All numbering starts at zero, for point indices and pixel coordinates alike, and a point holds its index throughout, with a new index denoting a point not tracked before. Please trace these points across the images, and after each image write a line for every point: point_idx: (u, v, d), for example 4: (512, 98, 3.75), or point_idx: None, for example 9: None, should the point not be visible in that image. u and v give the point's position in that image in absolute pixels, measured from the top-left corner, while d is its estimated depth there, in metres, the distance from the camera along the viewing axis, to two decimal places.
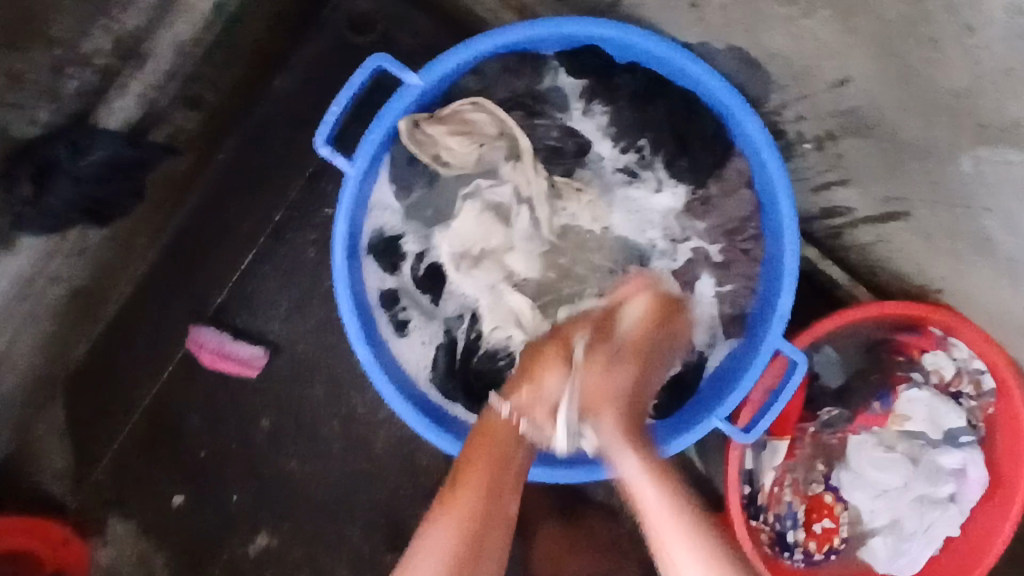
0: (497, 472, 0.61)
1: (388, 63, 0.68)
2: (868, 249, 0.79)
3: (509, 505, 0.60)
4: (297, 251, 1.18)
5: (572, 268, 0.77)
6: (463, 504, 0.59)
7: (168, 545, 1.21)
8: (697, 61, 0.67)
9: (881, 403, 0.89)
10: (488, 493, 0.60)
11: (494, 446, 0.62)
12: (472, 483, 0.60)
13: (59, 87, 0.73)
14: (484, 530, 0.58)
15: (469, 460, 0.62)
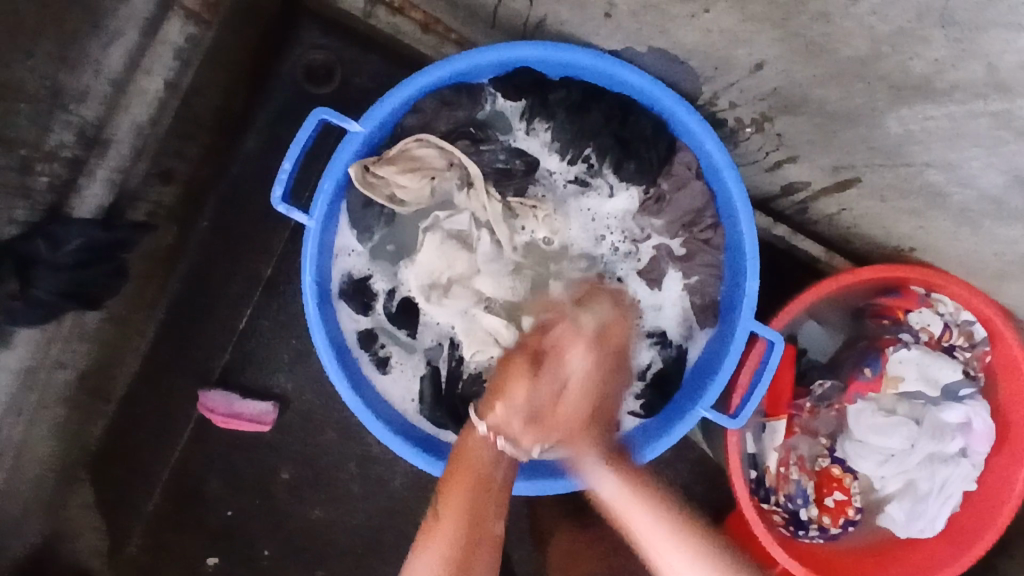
0: (476, 488, 0.65)
1: (330, 115, 0.70)
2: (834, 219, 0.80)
3: (492, 521, 0.64)
4: (291, 303, 1.21)
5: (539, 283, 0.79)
6: (451, 521, 0.63)
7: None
8: (623, 66, 0.69)
9: (872, 368, 0.87)
10: (470, 506, 0.64)
11: (472, 464, 0.67)
12: (455, 502, 0.64)
13: (30, 185, 0.78)
14: (472, 540, 0.62)
15: (449, 484, 0.66)
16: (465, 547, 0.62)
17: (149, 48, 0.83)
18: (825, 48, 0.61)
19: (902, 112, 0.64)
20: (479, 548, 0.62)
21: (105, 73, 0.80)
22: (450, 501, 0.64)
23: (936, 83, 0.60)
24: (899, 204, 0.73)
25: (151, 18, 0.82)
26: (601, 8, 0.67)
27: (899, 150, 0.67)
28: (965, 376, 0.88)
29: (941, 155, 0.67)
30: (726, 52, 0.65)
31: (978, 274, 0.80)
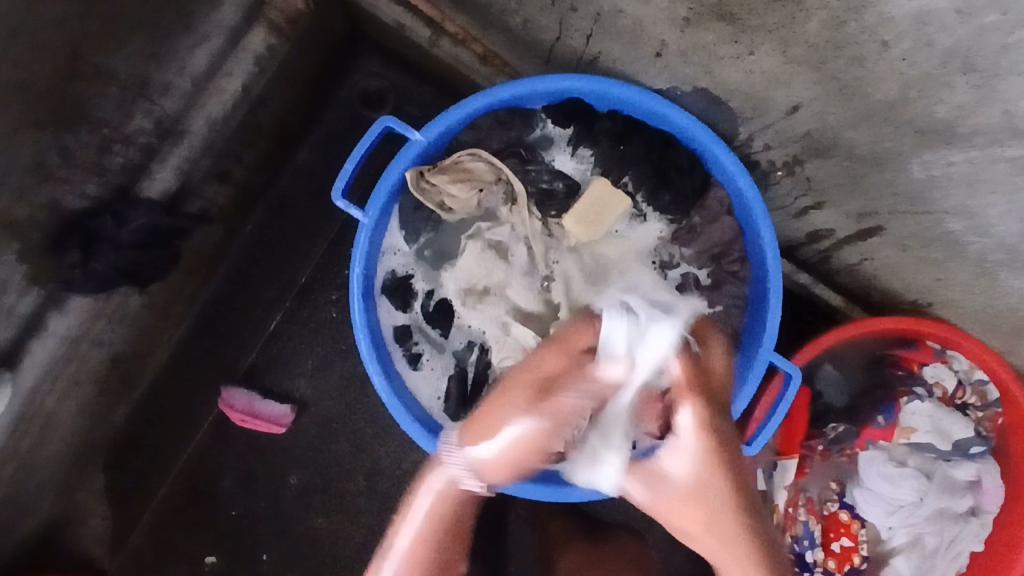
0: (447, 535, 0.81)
1: (394, 123, 0.76)
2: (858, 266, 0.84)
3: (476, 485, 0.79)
4: (321, 310, 1.27)
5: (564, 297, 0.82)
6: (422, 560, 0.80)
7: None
8: (669, 104, 0.74)
9: (886, 417, 0.89)
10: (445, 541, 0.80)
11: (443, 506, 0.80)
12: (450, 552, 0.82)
13: (106, 164, 0.84)
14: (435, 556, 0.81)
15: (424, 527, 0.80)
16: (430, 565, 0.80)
17: (232, 53, 0.90)
18: (858, 91, 0.58)
19: (926, 158, 0.60)
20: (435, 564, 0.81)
21: (188, 72, 0.87)
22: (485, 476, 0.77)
23: (956, 127, 0.54)
24: (919, 254, 0.76)
25: (236, 26, 0.89)
26: (652, 47, 0.71)
27: (921, 197, 0.66)
28: (977, 435, 0.88)
29: (957, 206, 0.63)
30: (765, 93, 0.66)
31: (995, 329, 0.83)
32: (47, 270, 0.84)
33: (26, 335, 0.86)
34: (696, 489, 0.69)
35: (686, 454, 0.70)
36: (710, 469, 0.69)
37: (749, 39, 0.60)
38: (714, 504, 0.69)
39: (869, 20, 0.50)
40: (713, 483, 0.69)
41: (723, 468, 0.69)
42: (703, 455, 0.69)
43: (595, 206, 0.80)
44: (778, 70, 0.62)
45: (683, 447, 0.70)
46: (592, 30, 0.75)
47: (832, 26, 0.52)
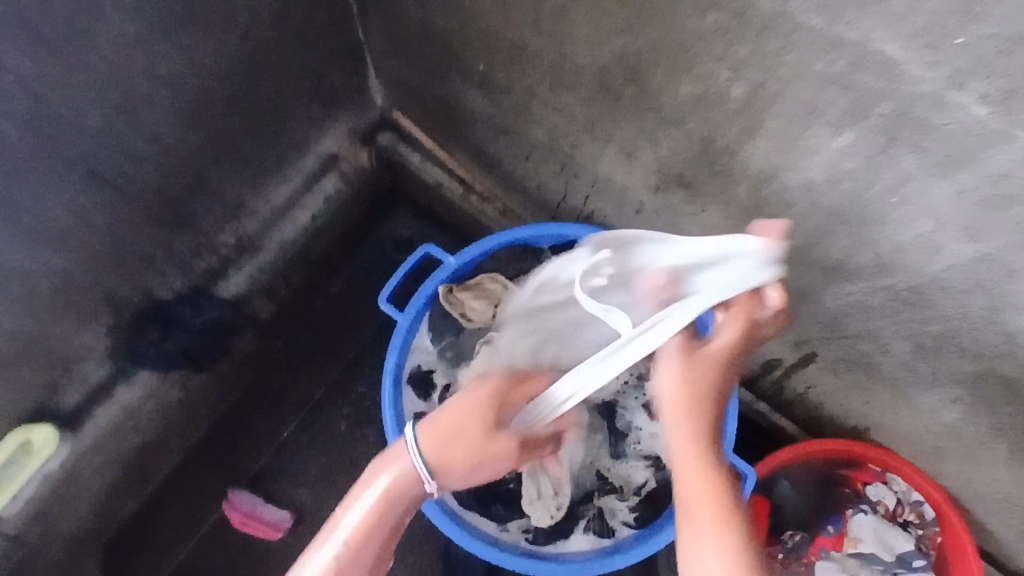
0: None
1: (433, 249, 0.98)
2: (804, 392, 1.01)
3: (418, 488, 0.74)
4: (331, 424, 1.38)
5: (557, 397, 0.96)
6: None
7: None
8: None
9: (835, 527, 1.02)
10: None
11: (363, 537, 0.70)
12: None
13: (195, 266, 1.04)
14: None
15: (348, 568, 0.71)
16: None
17: (306, 193, 1.15)
18: (779, 236, 0.79)
19: (837, 291, 0.80)
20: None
21: (271, 203, 1.11)
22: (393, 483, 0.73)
23: (848, 266, 0.75)
24: (847, 378, 0.94)
25: (313, 172, 1.14)
26: (634, 206, 0.95)
27: (836, 324, 0.86)
28: (917, 550, 1.00)
29: (863, 329, 0.83)
30: (716, 242, 0.89)
31: (922, 453, 0.96)
32: (127, 346, 1.00)
33: (91, 402, 1.00)
34: (676, 371, 0.64)
35: (669, 366, 0.65)
36: (696, 377, 0.63)
37: (701, 201, 0.84)
38: (685, 403, 0.62)
39: (777, 189, 0.73)
40: (701, 375, 0.63)
41: (705, 373, 0.63)
42: (680, 361, 0.64)
43: None
44: (722, 224, 0.85)
45: (666, 362, 0.65)
46: (589, 193, 1.00)
47: (755, 192, 0.76)
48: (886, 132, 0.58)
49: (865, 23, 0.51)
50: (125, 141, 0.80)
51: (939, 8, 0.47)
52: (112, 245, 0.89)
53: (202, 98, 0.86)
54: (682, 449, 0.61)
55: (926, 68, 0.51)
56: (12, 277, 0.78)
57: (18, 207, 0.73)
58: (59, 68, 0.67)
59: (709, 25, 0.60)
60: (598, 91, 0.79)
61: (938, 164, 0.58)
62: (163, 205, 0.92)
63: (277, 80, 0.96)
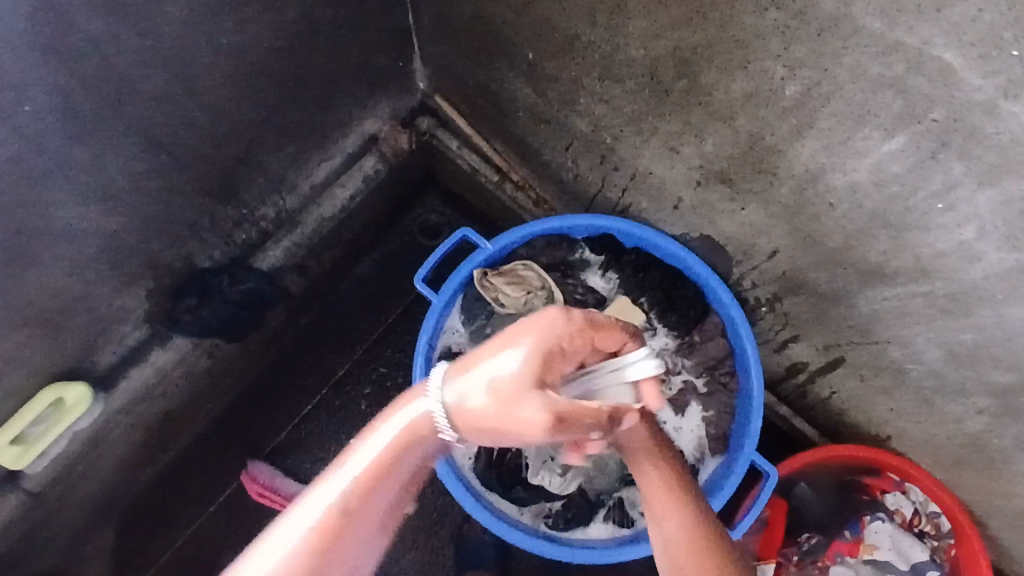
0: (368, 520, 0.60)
1: (470, 234, 1.00)
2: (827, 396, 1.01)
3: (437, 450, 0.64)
4: (352, 402, 1.39)
5: None
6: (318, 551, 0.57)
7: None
8: (681, 246, 0.97)
9: (852, 531, 1.03)
10: (363, 525, 0.60)
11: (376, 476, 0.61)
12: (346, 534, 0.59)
13: (234, 236, 1.06)
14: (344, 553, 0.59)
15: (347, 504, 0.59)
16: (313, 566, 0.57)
17: (346, 172, 1.16)
18: (817, 239, 0.80)
19: (872, 295, 0.81)
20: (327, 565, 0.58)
21: (311, 180, 1.13)
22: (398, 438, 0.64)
23: (886, 269, 0.76)
24: (873, 384, 0.95)
25: (353, 152, 1.16)
26: (672, 202, 0.96)
27: (868, 329, 0.86)
28: (932, 561, 1.00)
29: (895, 335, 0.84)
30: (752, 241, 0.90)
31: (942, 463, 0.97)
32: (164, 311, 1.02)
33: (125, 363, 1.02)
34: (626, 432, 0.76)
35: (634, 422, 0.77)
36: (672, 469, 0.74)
37: (741, 198, 0.85)
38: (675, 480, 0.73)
39: (821, 190, 0.74)
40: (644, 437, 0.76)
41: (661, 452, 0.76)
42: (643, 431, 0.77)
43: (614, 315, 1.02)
44: (760, 223, 0.86)
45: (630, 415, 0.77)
46: (627, 186, 1.01)
47: (797, 192, 0.77)
48: (936, 138, 0.59)
49: (926, 29, 0.52)
50: (181, 109, 0.82)
51: (1003, 16, 0.48)
52: (160, 211, 0.91)
53: (256, 71, 0.88)
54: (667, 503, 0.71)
55: (984, 76, 0.52)
56: (65, 235, 0.80)
57: (77, 168, 0.75)
58: (128, 35, 0.69)
59: (768, 22, 0.61)
60: (648, 84, 0.80)
61: (987, 172, 0.58)
62: (210, 174, 0.94)
63: (328, 58, 0.97)
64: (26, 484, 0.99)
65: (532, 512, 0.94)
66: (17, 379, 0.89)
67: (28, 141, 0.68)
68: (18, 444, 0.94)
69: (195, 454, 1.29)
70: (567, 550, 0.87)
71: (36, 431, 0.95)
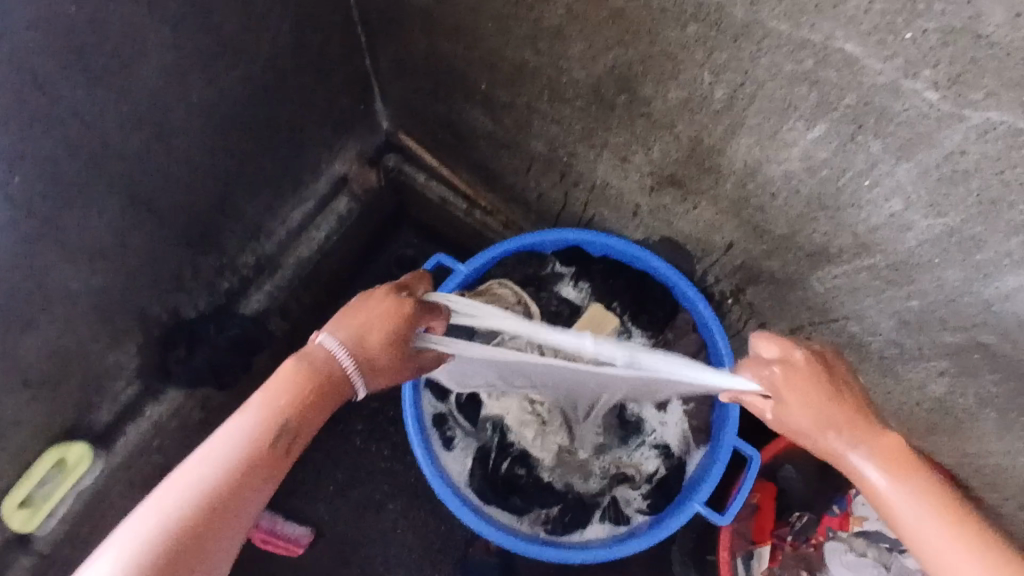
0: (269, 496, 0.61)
1: (445, 258, 1.04)
2: None
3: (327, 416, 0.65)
4: (346, 438, 1.41)
5: None
6: (186, 518, 0.53)
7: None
8: (644, 250, 1.02)
9: (839, 505, 1.04)
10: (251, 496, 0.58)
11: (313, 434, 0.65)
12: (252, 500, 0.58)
13: (217, 286, 1.10)
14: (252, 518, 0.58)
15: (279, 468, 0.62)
16: (214, 524, 0.54)
17: (320, 213, 1.21)
18: (764, 228, 0.86)
19: (822, 275, 0.86)
20: (223, 524, 0.55)
21: (286, 224, 1.17)
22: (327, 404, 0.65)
23: (830, 249, 0.82)
24: None
25: (326, 194, 1.21)
26: (631, 209, 1.02)
27: (824, 307, 0.91)
28: None
29: (849, 310, 0.89)
30: (709, 237, 0.95)
31: (914, 430, 1.01)
32: (155, 364, 1.05)
33: (121, 420, 1.05)
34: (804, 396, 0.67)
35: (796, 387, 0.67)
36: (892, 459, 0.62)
37: (692, 198, 0.91)
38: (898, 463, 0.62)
39: (760, 182, 0.80)
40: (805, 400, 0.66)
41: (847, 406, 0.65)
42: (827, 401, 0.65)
43: (590, 325, 1.07)
44: (713, 219, 0.92)
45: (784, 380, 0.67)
46: (587, 199, 1.07)
47: (740, 186, 0.82)
48: (853, 122, 0.65)
49: (825, 26, 0.58)
50: (158, 168, 0.87)
51: (886, 10, 0.54)
52: (145, 266, 0.95)
53: (227, 126, 0.93)
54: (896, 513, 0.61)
55: (883, 62, 0.58)
56: (57, 297, 0.84)
57: (64, 231, 0.79)
58: (104, 103, 0.74)
59: (691, 34, 0.67)
60: (593, 101, 0.86)
61: (902, 147, 0.64)
62: (189, 227, 0.98)
63: (293, 108, 1.03)
64: (32, 549, 1.00)
65: (530, 519, 0.96)
66: (17, 444, 0.91)
67: (18, 211, 0.72)
68: (26, 506, 0.95)
69: None
70: (566, 551, 0.89)
71: (44, 489, 0.97)
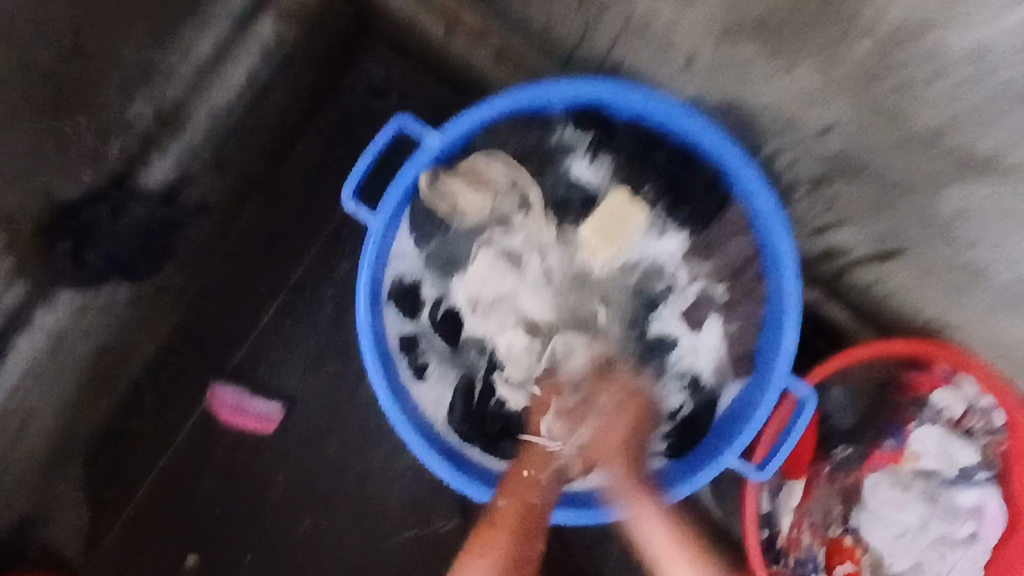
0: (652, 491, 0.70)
1: (411, 122, 0.73)
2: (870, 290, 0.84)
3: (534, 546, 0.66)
4: (316, 308, 1.21)
5: (583, 303, 0.82)
6: None
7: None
8: (695, 117, 0.72)
9: (894, 441, 0.89)
10: None
11: (521, 516, 0.67)
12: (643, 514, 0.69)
13: (103, 151, 0.81)
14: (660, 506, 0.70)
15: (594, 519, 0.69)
16: None
17: (237, 40, 0.86)
18: None
19: None
20: None
21: (192, 57, 0.84)
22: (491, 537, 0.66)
23: None
24: (941, 277, 0.75)
25: (243, 12, 0.85)
26: (682, 56, 0.71)
27: (950, 224, 0.67)
28: (981, 462, 0.88)
29: (985, 233, 0.65)
30: (797, 113, 0.68)
31: (1009, 358, 0.80)
32: (37, 256, 0.81)
33: (9, 326, 0.83)
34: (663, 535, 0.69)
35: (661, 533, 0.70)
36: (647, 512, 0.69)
37: (788, 54, 0.62)
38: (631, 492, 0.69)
39: (929, 43, 0.54)
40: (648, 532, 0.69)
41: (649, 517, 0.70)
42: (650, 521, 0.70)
43: (615, 221, 0.80)
44: (818, 88, 0.63)
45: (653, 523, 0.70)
46: (617, 34, 0.75)
47: (882, 47, 0.56)
48: None
49: None
50: None
51: None
52: None
53: None
54: (644, 516, 0.70)
55: None
56: None
57: None
58: None
59: None
60: None
61: None
62: (45, 78, 0.74)
63: None
64: None
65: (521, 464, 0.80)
66: None
67: None
68: None
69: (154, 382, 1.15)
70: (570, 513, 0.74)
71: None
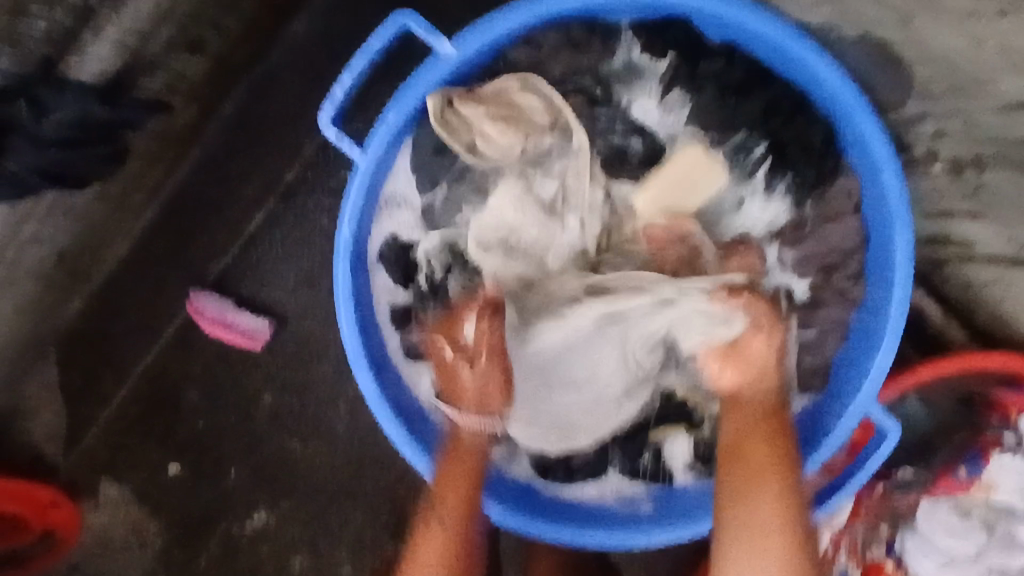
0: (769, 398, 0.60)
1: (416, 25, 0.58)
2: (974, 290, 0.68)
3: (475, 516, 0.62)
4: (311, 218, 0.95)
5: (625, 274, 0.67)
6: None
7: (181, 522, 0.97)
8: (806, 44, 0.56)
9: (969, 470, 0.74)
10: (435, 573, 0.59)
11: (473, 458, 0.63)
12: (756, 485, 0.57)
13: (20, 32, 0.58)
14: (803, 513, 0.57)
15: (737, 487, 0.58)
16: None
17: None
18: None
19: None
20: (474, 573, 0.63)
21: None
22: (448, 509, 0.61)
23: None
24: None
25: None
26: None
27: None
28: None
29: None
30: (990, 73, 0.52)
31: None
32: None
33: None
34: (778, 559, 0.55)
35: (765, 518, 0.56)
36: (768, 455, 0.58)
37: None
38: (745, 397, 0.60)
39: None
40: (757, 516, 0.56)
41: (764, 480, 0.57)
42: (753, 486, 0.57)
43: (687, 179, 0.65)
44: None
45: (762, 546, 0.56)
46: None
47: None
48: None
49: None
50: None
51: None
52: None
53: None
54: (756, 484, 0.57)
55: None
56: None
57: None
58: None
59: None
60: None
61: None
62: None
63: None
64: None
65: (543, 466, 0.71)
66: None
67: None
68: None
69: (128, 287, 0.93)
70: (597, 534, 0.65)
71: None
